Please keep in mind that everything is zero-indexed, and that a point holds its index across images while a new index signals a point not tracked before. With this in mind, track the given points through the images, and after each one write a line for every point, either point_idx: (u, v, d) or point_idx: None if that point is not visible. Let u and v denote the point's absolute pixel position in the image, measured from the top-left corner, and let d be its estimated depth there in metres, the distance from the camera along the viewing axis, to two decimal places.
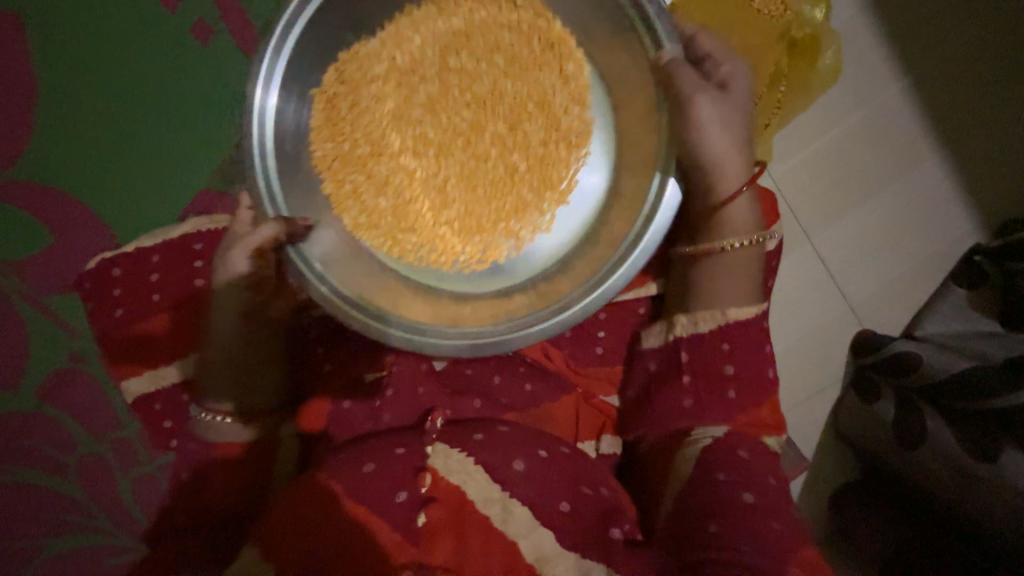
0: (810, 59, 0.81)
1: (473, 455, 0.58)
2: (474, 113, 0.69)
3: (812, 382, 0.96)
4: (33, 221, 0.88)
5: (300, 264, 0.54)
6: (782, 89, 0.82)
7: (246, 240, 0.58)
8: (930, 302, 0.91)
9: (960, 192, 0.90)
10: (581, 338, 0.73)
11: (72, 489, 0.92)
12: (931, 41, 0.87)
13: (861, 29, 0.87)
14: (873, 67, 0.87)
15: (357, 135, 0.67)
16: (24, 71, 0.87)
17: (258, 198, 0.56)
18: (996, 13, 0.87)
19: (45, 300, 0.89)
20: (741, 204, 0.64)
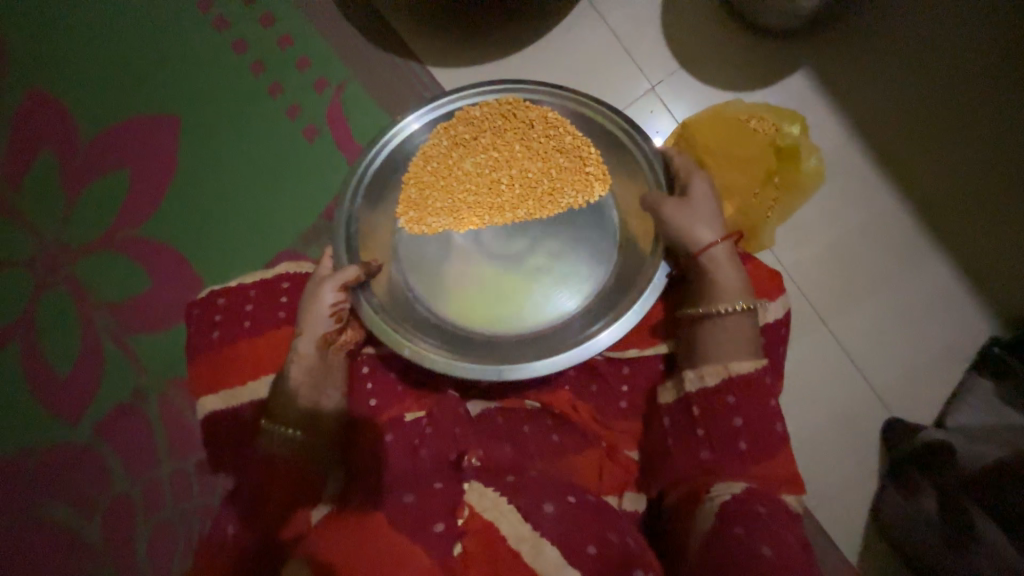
0: (793, 164, 0.94)
1: (508, 496, 0.63)
2: (518, 190, 0.83)
3: (844, 469, 0.93)
4: (149, 271, 1.05)
5: (373, 313, 0.74)
6: (777, 190, 0.94)
7: (331, 280, 0.72)
8: (958, 393, 0.92)
9: (971, 284, 0.94)
10: (606, 392, 0.79)
11: (127, 518, 0.98)
12: (940, 144, 0.94)
13: (873, 131, 0.95)
14: (883, 164, 0.95)
15: (436, 189, 0.84)
16: (160, 153, 1.08)
17: (341, 254, 0.76)
18: (1006, 121, 0.93)
19: (141, 338, 1.03)
20: (727, 267, 0.70)
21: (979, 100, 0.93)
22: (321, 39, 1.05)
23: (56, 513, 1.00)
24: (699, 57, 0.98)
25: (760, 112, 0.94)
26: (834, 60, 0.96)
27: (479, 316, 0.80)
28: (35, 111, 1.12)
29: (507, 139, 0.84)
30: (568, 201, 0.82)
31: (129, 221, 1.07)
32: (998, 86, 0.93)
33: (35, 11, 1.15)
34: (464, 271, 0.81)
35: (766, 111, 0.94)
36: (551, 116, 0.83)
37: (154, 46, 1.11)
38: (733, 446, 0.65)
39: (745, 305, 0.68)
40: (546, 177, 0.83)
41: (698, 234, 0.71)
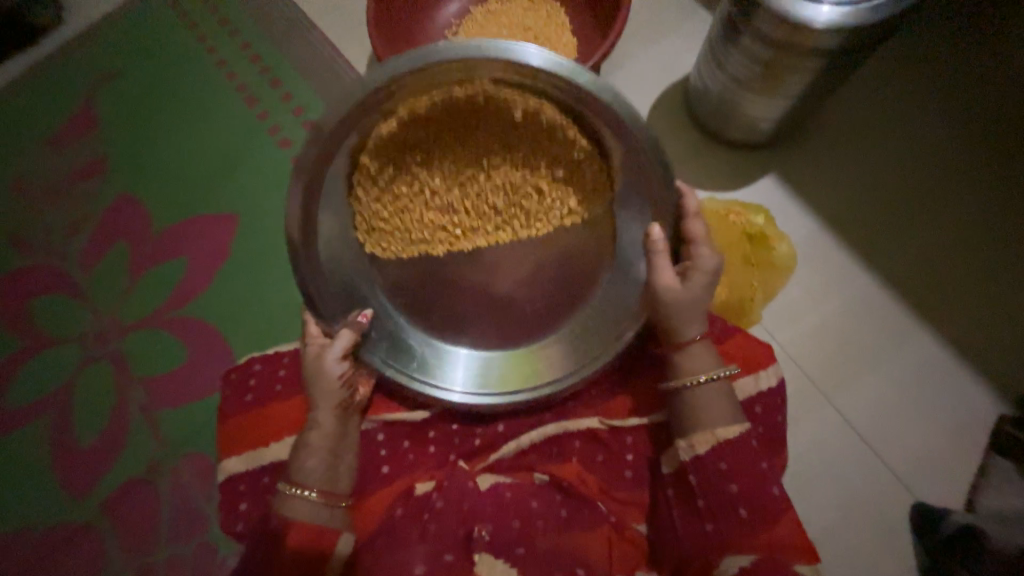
0: (765, 249, 1.04)
1: (516, 567, 0.70)
2: (489, 193, 0.79)
3: (867, 558, 0.90)
4: (193, 345, 1.15)
5: (381, 364, 0.77)
6: (756, 272, 1.03)
7: (331, 350, 0.75)
8: (978, 474, 0.90)
9: (967, 365, 0.97)
10: (613, 461, 0.79)
11: None
12: (908, 229, 1.04)
13: (844, 219, 1.06)
14: (858, 247, 1.05)
15: (397, 200, 0.79)
16: (214, 239, 1.23)
17: (325, 318, 0.76)
18: (966, 208, 1.03)
19: (183, 406, 1.12)
20: (702, 345, 0.74)
21: (937, 190, 1.05)
22: None
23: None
24: (685, 162, 1.13)
25: (728, 205, 1.06)
26: (804, 164, 1.10)
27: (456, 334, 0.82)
28: (115, 206, 1.30)
29: (466, 127, 0.75)
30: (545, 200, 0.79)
31: (180, 300, 1.19)
32: (952, 179, 1.05)
33: (124, 124, 1.37)
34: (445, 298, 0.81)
35: (732, 204, 1.07)
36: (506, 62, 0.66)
37: (220, 152, 1.30)
38: (736, 518, 0.64)
39: (718, 374, 0.72)
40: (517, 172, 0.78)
41: (680, 316, 0.74)
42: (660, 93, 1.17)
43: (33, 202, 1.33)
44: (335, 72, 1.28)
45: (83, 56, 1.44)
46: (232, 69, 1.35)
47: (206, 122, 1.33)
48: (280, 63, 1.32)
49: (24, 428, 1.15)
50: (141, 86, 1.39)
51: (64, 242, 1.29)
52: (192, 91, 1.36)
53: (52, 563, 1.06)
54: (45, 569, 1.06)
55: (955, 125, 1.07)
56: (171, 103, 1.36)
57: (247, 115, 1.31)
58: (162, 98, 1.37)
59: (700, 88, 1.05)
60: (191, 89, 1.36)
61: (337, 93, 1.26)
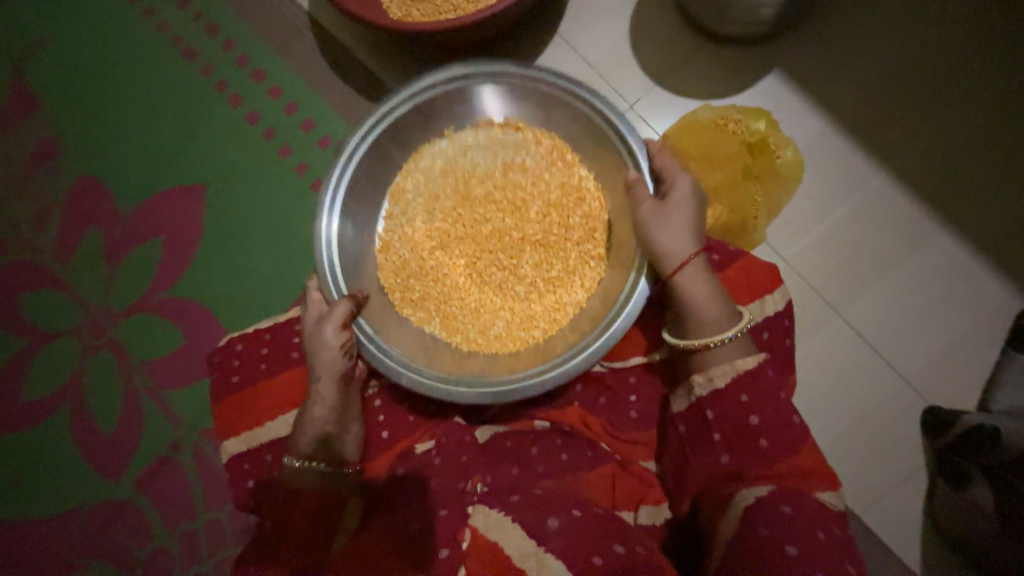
0: (767, 158, 0.95)
1: (509, 515, 0.63)
2: (509, 263, 0.84)
3: (873, 462, 0.91)
4: (184, 326, 1.13)
5: (365, 340, 0.74)
6: (759, 187, 0.95)
7: (329, 322, 0.73)
8: (996, 373, 0.88)
9: (990, 262, 0.91)
10: (615, 403, 0.78)
11: (199, 550, 1.08)
12: (930, 116, 0.93)
13: (858, 113, 0.95)
14: (874, 144, 0.94)
15: (421, 276, 0.86)
16: (181, 216, 1.16)
17: (328, 286, 0.76)
18: (996, 82, 0.91)
19: (189, 387, 1.12)
20: (709, 288, 0.68)
21: (966, 63, 0.92)
22: (304, 84, 1.10)
23: (137, 557, 1.11)
24: (676, 67, 1.00)
25: (735, 113, 0.96)
26: (812, 53, 0.96)
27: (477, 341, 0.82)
28: (76, 192, 1.23)
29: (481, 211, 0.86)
30: (572, 261, 0.82)
31: (162, 284, 1.15)
32: (984, 48, 0.91)
33: (64, 99, 1.26)
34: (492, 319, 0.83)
35: (735, 109, 0.96)
36: (520, 174, 0.86)
37: (170, 118, 1.19)
38: (748, 432, 0.63)
39: (738, 330, 0.66)
40: (537, 242, 0.83)
41: (680, 251, 0.69)
42: None
43: None
44: (274, 7, 1.12)
45: (3, 26, 1.30)
46: (162, 20, 1.20)
47: (148, 87, 1.21)
48: (213, 6, 1.17)
49: (44, 422, 1.18)
50: (72, 53, 1.26)
51: (34, 234, 1.23)
52: (125, 51, 1.22)
53: (100, 539, 1.13)
54: (95, 545, 1.13)
55: None
56: (107, 68, 1.24)
57: (190, 73, 1.18)
58: (96, 63, 1.24)
59: None
60: (124, 49, 1.23)
61: (280, 31, 1.12)
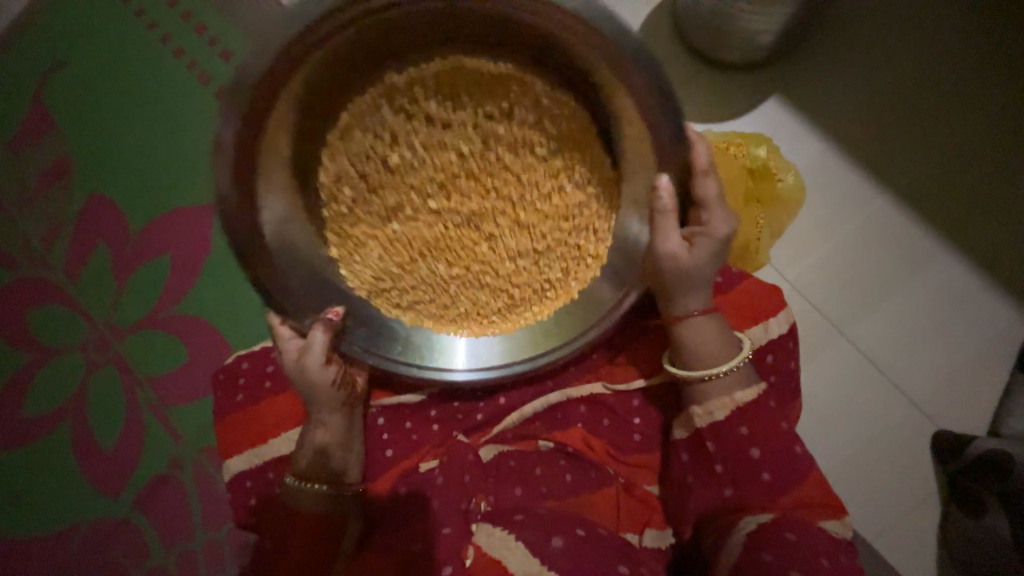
0: (769, 181, 0.95)
1: (514, 534, 0.63)
2: (490, 239, 0.76)
3: (882, 488, 0.90)
4: (188, 342, 1.14)
5: (362, 351, 0.71)
6: (760, 209, 0.95)
7: (310, 352, 0.69)
8: (1003, 397, 0.87)
9: (994, 285, 0.91)
10: (618, 424, 0.77)
11: (196, 569, 1.07)
12: (928, 142, 0.94)
13: (857, 137, 0.96)
14: (874, 168, 0.96)
15: (388, 255, 0.77)
16: (190, 234, 1.18)
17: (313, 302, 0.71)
18: (992, 109, 0.93)
19: (192, 403, 1.12)
20: (714, 331, 0.67)
21: (963, 90, 0.94)
22: None
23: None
24: (676, 92, 1.02)
25: (737, 136, 0.96)
26: (811, 79, 0.98)
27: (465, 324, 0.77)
28: (87, 209, 1.25)
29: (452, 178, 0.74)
30: (562, 231, 0.74)
31: (168, 301, 1.17)
32: (979, 76, 0.93)
33: (80, 119, 1.29)
34: (481, 297, 0.78)
35: (736, 134, 0.97)
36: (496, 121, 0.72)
37: (182, 138, 1.22)
38: (749, 462, 0.62)
39: (739, 363, 0.65)
40: (522, 210, 0.74)
41: (690, 289, 0.67)
42: (645, 14, 1.04)
43: (5, 213, 1.29)
44: None
45: (25, 50, 1.34)
46: (178, 44, 1.24)
47: (161, 108, 1.24)
48: (228, 32, 1.21)
49: (46, 437, 1.18)
50: (89, 75, 1.30)
51: (45, 249, 1.25)
52: (141, 74, 1.26)
53: (96, 558, 1.12)
54: (91, 563, 1.12)
55: (986, 12, 0.94)
56: (122, 90, 1.27)
57: (203, 95, 1.21)
58: (112, 85, 1.28)
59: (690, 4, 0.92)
60: (140, 72, 1.26)
61: None
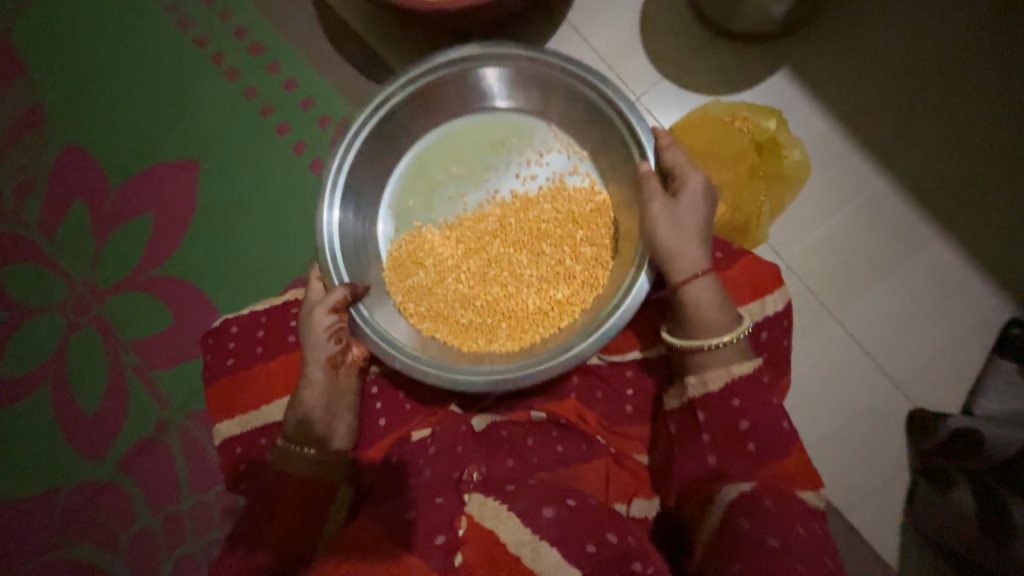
0: (774, 158, 0.94)
1: (507, 504, 0.62)
2: (509, 268, 0.82)
3: (857, 462, 0.93)
4: (174, 306, 1.11)
5: (360, 321, 0.74)
6: (763, 187, 0.95)
7: (320, 305, 0.72)
8: (980, 380, 0.90)
9: (980, 271, 0.92)
10: (611, 397, 0.78)
11: (184, 530, 1.07)
12: (931, 126, 0.93)
13: (864, 117, 0.95)
14: (874, 151, 0.95)
15: (421, 278, 0.84)
16: (173, 193, 1.13)
17: (328, 273, 0.75)
18: (998, 95, 0.92)
19: (178, 367, 1.10)
20: (709, 291, 0.67)
21: (969, 74, 0.93)
22: (305, 61, 1.07)
23: (120, 537, 1.10)
24: (683, 64, 0.99)
25: (747, 111, 0.94)
26: (821, 55, 0.96)
27: (478, 338, 0.81)
28: (62, 162, 1.18)
29: (487, 219, 0.84)
30: (578, 268, 0.80)
31: (151, 263, 1.12)
32: (986, 60, 0.92)
33: (50, 65, 1.20)
34: (496, 318, 0.81)
35: (746, 107, 0.94)
36: (532, 180, 0.85)
37: (163, 90, 1.15)
38: (737, 433, 0.63)
39: (738, 334, 0.65)
40: (544, 246, 0.82)
41: (680, 254, 0.67)
42: None
43: None
44: None
45: None
46: None
47: (138, 56, 1.16)
48: None
49: (25, 400, 1.15)
50: (59, 16, 1.20)
51: (17, 204, 1.19)
52: (116, 18, 1.17)
53: (81, 519, 1.11)
54: (76, 524, 1.12)
55: None
56: (96, 35, 1.19)
57: (182, 44, 1.14)
58: (85, 29, 1.19)
59: None
60: (115, 15, 1.17)
61: (281, 6, 1.08)
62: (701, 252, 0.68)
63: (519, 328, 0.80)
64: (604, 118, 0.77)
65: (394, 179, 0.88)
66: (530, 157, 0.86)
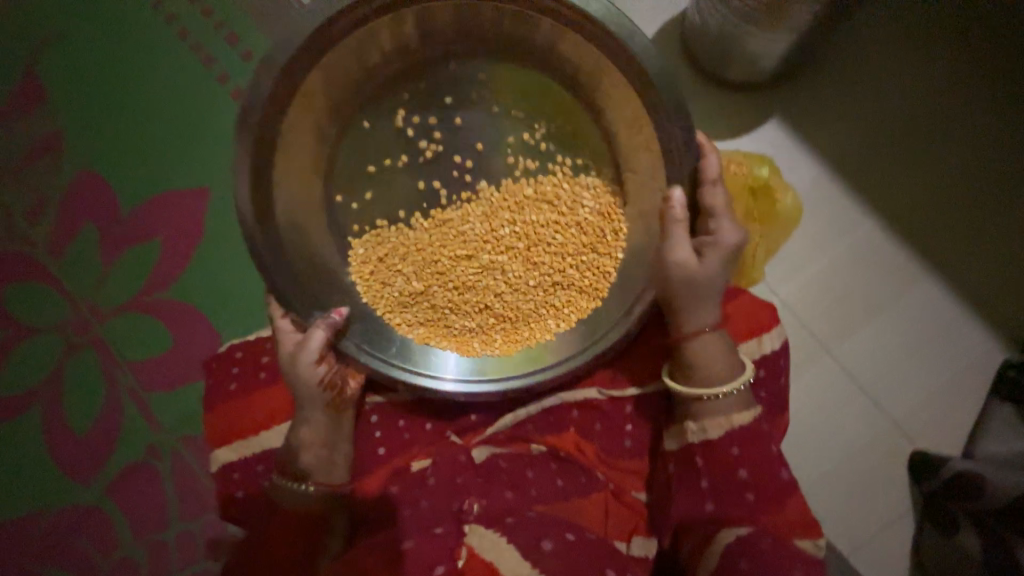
0: (768, 202, 0.98)
1: (506, 536, 0.62)
2: (500, 271, 0.81)
3: (858, 503, 0.92)
4: (178, 328, 1.12)
5: (361, 348, 0.74)
6: (759, 229, 0.98)
7: (308, 351, 0.71)
8: (978, 420, 0.90)
9: (972, 312, 0.94)
10: (611, 430, 0.77)
11: (171, 559, 1.04)
12: (917, 172, 0.98)
13: (852, 162, 1.00)
14: (863, 195, 0.99)
15: (404, 280, 0.81)
16: (185, 217, 1.16)
17: (310, 314, 0.73)
18: (978, 145, 0.97)
19: (177, 389, 1.10)
20: (715, 346, 0.69)
21: (951, 125, 0.98)
22: None
23: (103, 566, 1.06)
24: (680, 109, 1.04)
25: (740, 156, 0.99)
26: (810, 103, 1.02)
27: (472, 339, 0.80)
28: (79, 185, 1.22)
29: (474, 220, 0.81)
30: (574, 271, 0.80)
31: (158, 285, 1.14)
32: (967, 113, 0.97)
33: (76, 93, 1.26)
34: (489, 321, 0.81)
35: (740, 153, 1.00)
36: (522, 177, 0.82)
37: (181, 121, 1.20)
38: (734, 482, 0.64)
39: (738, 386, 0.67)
40: (537, 249, 0.81)
41: (690, 307, 0.70)
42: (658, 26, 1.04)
43: None
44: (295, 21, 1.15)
45: (20, 17, 1.30)
46: (182, 24, 1.22)
47: (162, 88, 1.22)
48: (235, 15, 1.19)
49: (19, 420, 1.14)
50: (89, 48, 1.26)
51: (31, 225, 1.22)
52: (143, 52, 1.24)
53: (64, 546, 1.08)
54: (58, 551, 1.08)
55: (978, 51, 0.98)
56: (122, 67, 1.25)
57: (205, 78, 1.20)
58: (113, 61, 1.25)
59: (699, 21, 0.95)
60: (142, 49, 1.24)
61: None
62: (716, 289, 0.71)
63: (514, 331, 0.81)
64: (622, 110, 0.76)
65: (365, 165, 0.81)
66: (520, 148, 0.82)
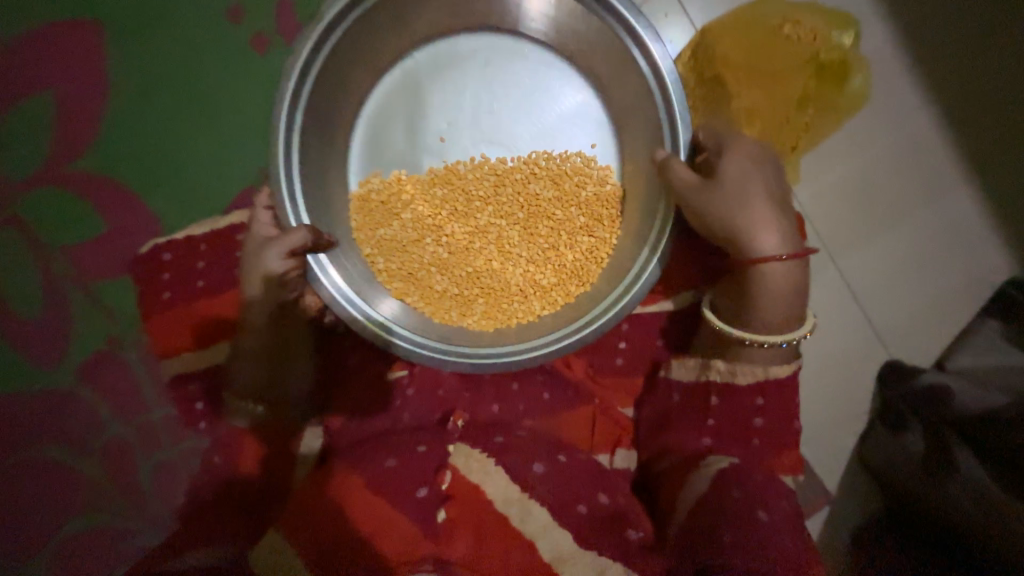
0: (831, 81, 0.83)
1: (494, 457, 0.61)
2: (499, 238, 0.73)
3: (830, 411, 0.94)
4: (91, 208, 0.91)
5: (335, 288, 0.63)
6: (811, 112, 0.84)
7: (276, 244, 0.60)
8: (962, 336, 0.89)
9: (997, 228, 0.87)
10: (602, 348, 0.74)
11: (86, 470, 0.88)
12: (984, 61, 0.83)
13: (917, 41, 0.83)
14: (921, 84, 0.84)
15: (397, 230, 0.73)
16: (85, 65, 0.91)
17: (283, 213, 0.61)
18: None
19: (91, 282, 0.89)
20: (780, 273, 0.59)
21: None
22: None
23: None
24: None
25: (808, 17, 0.81)
26: None
27: (454, 313, 0.72)
28: None
29: (481, 176, 0.72)
30: (572, 259, 0.72)
31: (55, 149, 0.91)
32: None
33: None
34: (475, 290, 0.72)
35: (815, 13, 0.82)
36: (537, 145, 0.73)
37: None
38: (746, 427, 0.64)
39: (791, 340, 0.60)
40: (539, 225, 0.73)
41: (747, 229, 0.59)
42: None
43: None
44: None
45: None
46: None
47: None
48: None
49: None
50: None
51: None
52: None
53: None
54: None
55: None
56: None
57: None
58: None
59: None
60: None
61: None
62: (769, 215, 0.59)
63: (496, 305, 0.72)
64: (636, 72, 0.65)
65: (380, 96, 0.73)
66: (544, 114, 0.73)
